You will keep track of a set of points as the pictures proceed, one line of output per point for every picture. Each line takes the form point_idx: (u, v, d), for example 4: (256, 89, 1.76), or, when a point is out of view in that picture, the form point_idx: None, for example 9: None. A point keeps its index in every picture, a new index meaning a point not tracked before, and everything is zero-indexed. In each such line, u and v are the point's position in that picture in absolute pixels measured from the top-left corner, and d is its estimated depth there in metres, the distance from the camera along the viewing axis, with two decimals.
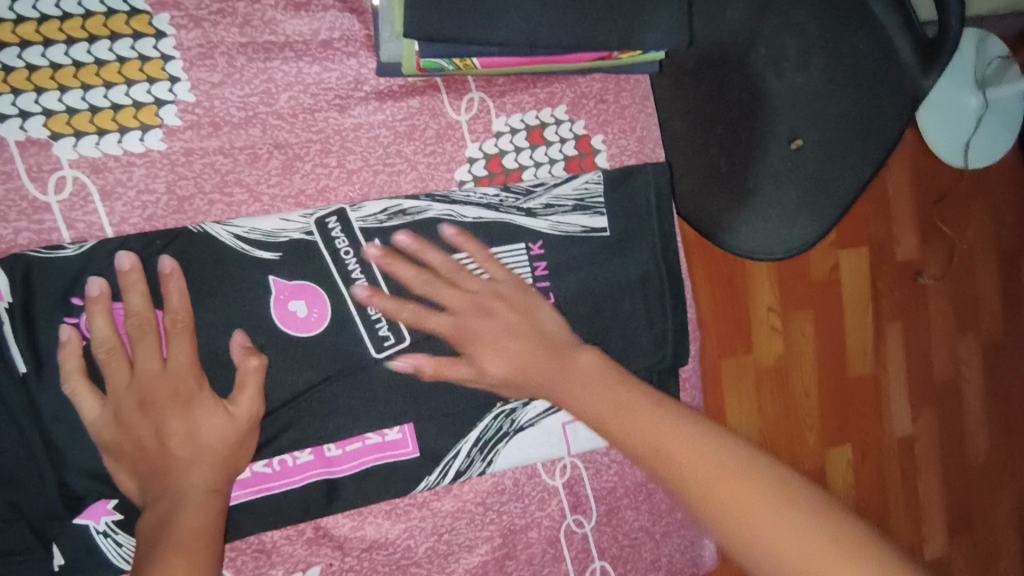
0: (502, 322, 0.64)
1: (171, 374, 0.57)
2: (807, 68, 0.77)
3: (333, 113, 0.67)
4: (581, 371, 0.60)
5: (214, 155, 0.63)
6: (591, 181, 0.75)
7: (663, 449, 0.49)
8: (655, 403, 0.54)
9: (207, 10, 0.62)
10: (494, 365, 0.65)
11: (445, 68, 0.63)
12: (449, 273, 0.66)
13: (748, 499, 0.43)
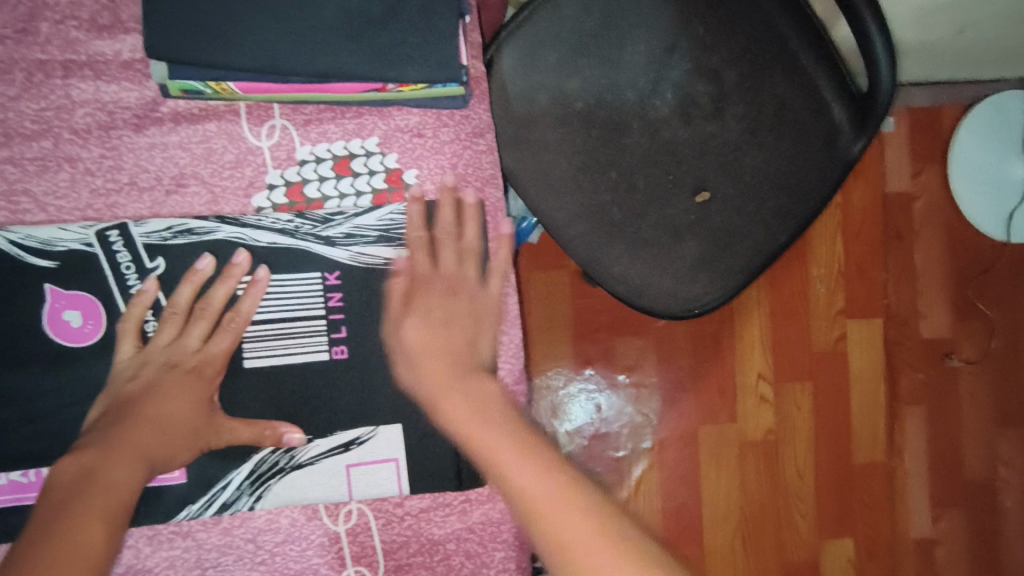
0: (459, 314, 0.65)
1: (205, 354, 0.68)
2: (719, 116, 0.89)
3: (128, 132, 0.68)
4: (459, 403, 0.65)
5: (4, 164, 0.67)
6: (397, 212, 0.72)
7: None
8: (497, 416, 0.55)
9: (13, 29, 0.66)
10: (413, 333, 0.65)
11: (202, 92, 0.63)
12: (189, 310, 0.69)
13: (612, 549, 0.45)
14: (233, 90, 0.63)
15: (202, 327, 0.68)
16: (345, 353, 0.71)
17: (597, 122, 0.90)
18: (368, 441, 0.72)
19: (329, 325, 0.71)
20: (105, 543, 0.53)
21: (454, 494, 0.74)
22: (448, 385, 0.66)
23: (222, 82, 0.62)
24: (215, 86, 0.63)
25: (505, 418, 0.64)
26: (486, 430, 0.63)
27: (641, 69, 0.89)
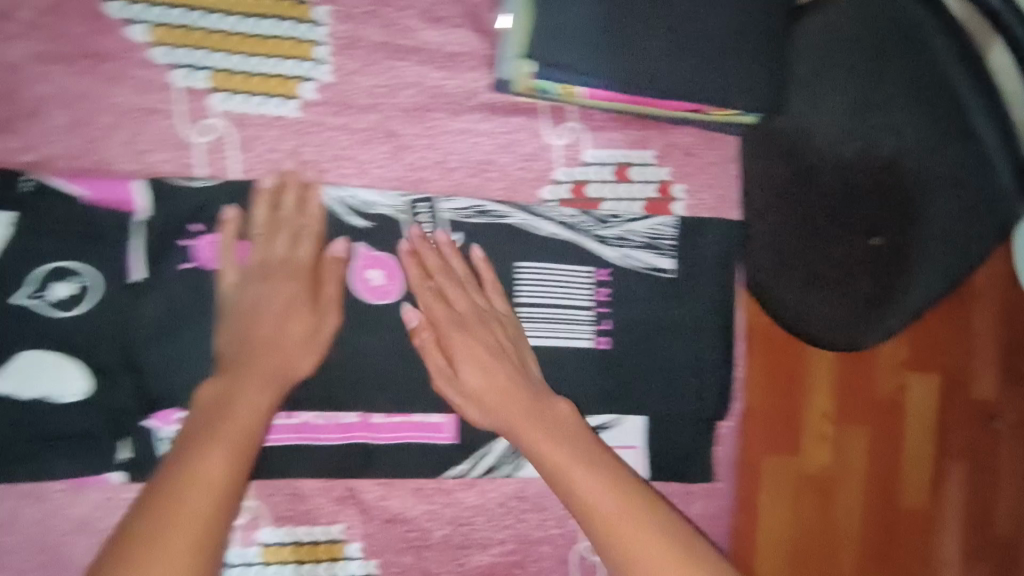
0: (501, 346, 0.71)
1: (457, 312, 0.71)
2: (903, 134, 0.70)
3: (444, 115, 0.74)
4: (494, 400, 0.69)
5: (336, 131, 0.72)
6: (663, 224, 0.79)
7: (551, 456, 0.66)
8: (570, 443, 0.67)
9: (360, 9, 0.72)
10: (472, 377, 0.69)
11: (552, 93, 0.68)
12: (297, 234, 0.69)
13: (666, 556, 0.59)
14: (578, 95, 0.68)
15: (336, 263, 0.70)
16: (608, 344, 0.78)
17: (786, 147, 0.79)
18: (614, 427, 0.79)
19: (594, 317, 0.78)
20: (218, 494, 0.57)
21: (679, 485, 0.82)
22: (485, 383, 0.69)
23: (576, 88, 0.67)
24: (564, 90, 0.68)
25: (555, 417, 0.68)
26: (548, 434, 0.67)
27: (831, 109, 0.75)
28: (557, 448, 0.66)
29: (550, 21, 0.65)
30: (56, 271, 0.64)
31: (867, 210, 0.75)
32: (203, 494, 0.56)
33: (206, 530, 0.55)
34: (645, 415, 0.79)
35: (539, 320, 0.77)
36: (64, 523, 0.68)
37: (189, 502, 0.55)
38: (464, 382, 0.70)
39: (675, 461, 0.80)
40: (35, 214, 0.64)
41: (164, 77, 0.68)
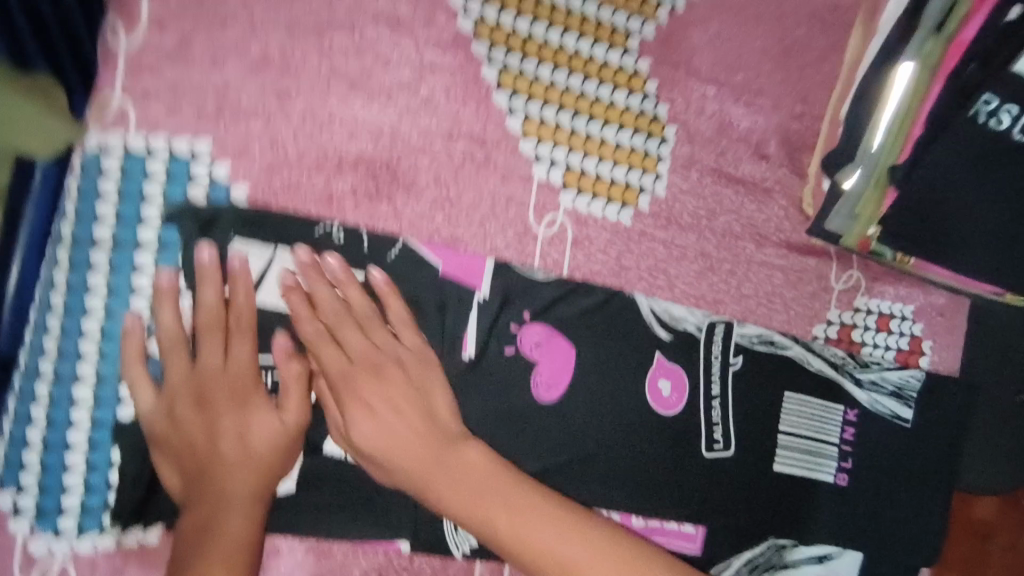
0: (409, 395, 0.60)
1: (382, 351, 0.61)
2: (993, 203, 0.67)
3: (751, 245, 0.79)
4: (398, 434, 0.59)
5: (658, 244, 0.75)
6: (913, 376, 0.84)
7: (467, 509, 0.57)
8: (469, 478, 0.58)
9: (702, 135, 0.76)
10: (364, 424, 0.59)
11: (886, 256, 0.73)
12: (396, 323, 0.63)
13: None
14: (908, 263, 0.74)
15: (386, 336, 0.62)
16: (846, 480, 0.82)
17: None
18: (837, 559, 0.82)
19: (839, 454, 0.82)
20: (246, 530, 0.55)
21: None
22: (384, 434, 0.59)
23: (911, 258, 0.72)
24: (898, 258, 0.73)
25: (463, 462, 0.58)
26: (457, 485, 0.57)
27: (966, 187, 0.67)
28: (523, 522, 0.56)
29: (917, 208, 0.68)
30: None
31: (951, 255, 0.70)
32: (241, 517, 0.55)
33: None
34: (865, 552, 0.83)
35: (796, 449, 0.80)
36: None
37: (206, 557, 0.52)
38: (349, 435, 0.60)
39: None
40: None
41: (527, 168, 0.70)
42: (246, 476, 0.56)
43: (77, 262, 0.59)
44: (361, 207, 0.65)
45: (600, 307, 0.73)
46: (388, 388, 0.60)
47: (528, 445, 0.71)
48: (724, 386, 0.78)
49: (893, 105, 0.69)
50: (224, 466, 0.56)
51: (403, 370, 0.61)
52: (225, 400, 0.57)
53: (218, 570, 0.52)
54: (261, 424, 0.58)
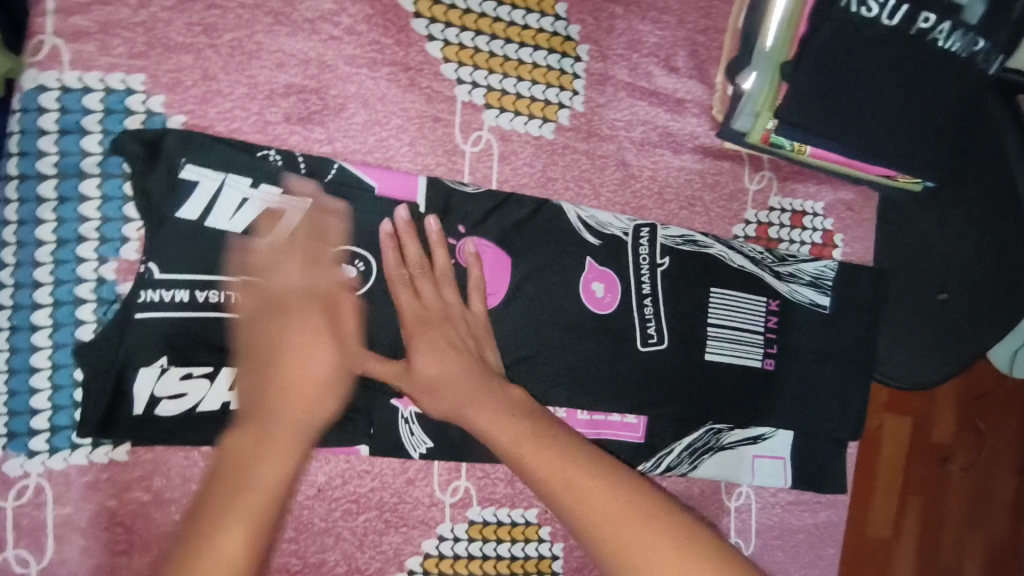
0: (459, 342, 0.67)
1: (435, 305, 0.68)
2: (878, 83, 0.75)
3: (668, 153, 0.85)
4: (436, 376, 0.65)
5: (580, 156, 0.81)
6: (828, 267, 0.92)
7: (486, 422, 0.61)
8: (501, 404, 0.63)
9: (613, 52, 0.82)
10: (425, 364, 0.65)
11: (784, 147, 0.82)
12: (442, 275, 0.70)
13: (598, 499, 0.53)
14: (805, 153, 0.82)
15: (453, 292, 0.70)
16: (773, 365, 0.89)
17: (925, 123, 0.78)
18: (769, 439, 0.90)
19: (765, 342, 0.89)
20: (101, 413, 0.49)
21: (810, 494, 0.94)
22: (449, 383, 0.64)
23: (806, 146, 0.80)
24: (796, 148, 0.81)
25: (507, 396, 0.64)
26: (495, 414, 0.62)
27: (855, 68, 0.74)
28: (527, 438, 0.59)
29: (805, 95, 0.74)
30: (344, 256, 0.68)
31: (848, 136, 0.77)
32: None
33: None
34: (795, 430, 0.91)
35: (726, 339, 0.87)
36: (309, 486, 0.73)
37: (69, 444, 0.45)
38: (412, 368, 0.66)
39: (813, 472, 0.92)
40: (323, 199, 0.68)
41: (450, 90, 0.75)
42: (306, 408, 0.55)
43: (26, 197, 0.62)
44: (295, 133, 0.70)
45: (531, 215, 0.78)
46: (446, 336, 0.66)
47: None
48: (654, 285, 0.84)
49: (778, 12, 0.75)
50: (279, 398, 0.54)
51: (467, 324, 0.69)
52: (291, 326, 0.58)
53: (238, 523, 0.45)
54: (296, 344, 0.57)
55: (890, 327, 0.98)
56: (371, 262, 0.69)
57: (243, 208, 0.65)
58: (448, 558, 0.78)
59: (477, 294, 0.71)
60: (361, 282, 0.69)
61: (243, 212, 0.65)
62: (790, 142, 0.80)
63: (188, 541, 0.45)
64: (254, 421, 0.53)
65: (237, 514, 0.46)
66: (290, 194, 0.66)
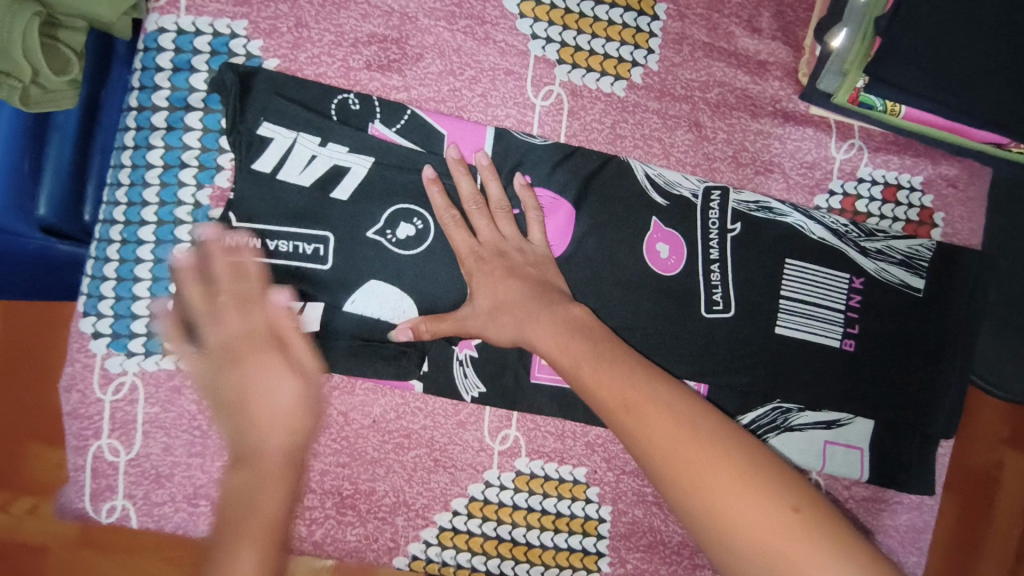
0: (517, 274, 0.69)
1: (502, 238, 0.71)
2: (979, 34, 0.69)
3: (745, 116, 0.82)
4: (637, 392, 0.56)
5: (651, 114, 0.80)
6: (923, 246, 0.85)
7: (569, 357, 0.62)
8: (592, 343, 0.63)
9: (693, 11, 0.81)
10: (484, 296, 0.69)
11: (875, 106, 0.77)
12: (496, 208, 0.72)
13: (681, 427, 0.52)
14: (898, 113, 0.77)
15: (512, 226, 0.72)
16: (852, 346, 0.83)
17: None
18: (844, 425, 0.83)
19: (844, 321, 0.83)
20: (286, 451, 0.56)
21: (890, 493, 0.86)
22: (572, 350, 0.62)
23: (900, 105, 0.74)
24: (888, 107, 0.76)
25: (592, 334, 0.64)
26: (593, 351, 0.62)
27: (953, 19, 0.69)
28: (616, 378, 0.58)
29: (899, 49, 0.70)
30: (402, 213, 0.73)
31: (947, 94, 0.71)
32: (284, 441, 0.57)
33: (264, 538, 0.52)
34: (876, 419, 0.83)
35: (801, 315, 0.82)
36: (364, 417, 0.75)
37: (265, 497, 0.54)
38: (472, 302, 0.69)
39: (894, 468, 0.84)
40: (384, 159, 0.72)
41: (524, 45, 0.78)
42: (277, 462, 0.56)
43: (141, 125, 0.71)
44: (374, 78, 0.74)
45: (596, 170, 0.78)
46: (556, 312, 0.66)
47: None
48: (722, 251, 0.81)
49: None
50: (283, 413, 0.58)
51: (523, 255, 0.70)
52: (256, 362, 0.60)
53: (269, 501, 0.54)
54: (269, 379, 0.59)
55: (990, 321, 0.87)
56: (432, 221, 0.74)
57: (311, 163, 0.71)
58: (493, 503, 0.77)
59: (535, 227, 0.73)
60: (418, 238, 0.73)
61: (312, 168, 0.71)
62: (882, 100, 0.75)
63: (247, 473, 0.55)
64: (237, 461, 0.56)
65: (273, 482, 0.55)
66: (356, 152, 0.72)
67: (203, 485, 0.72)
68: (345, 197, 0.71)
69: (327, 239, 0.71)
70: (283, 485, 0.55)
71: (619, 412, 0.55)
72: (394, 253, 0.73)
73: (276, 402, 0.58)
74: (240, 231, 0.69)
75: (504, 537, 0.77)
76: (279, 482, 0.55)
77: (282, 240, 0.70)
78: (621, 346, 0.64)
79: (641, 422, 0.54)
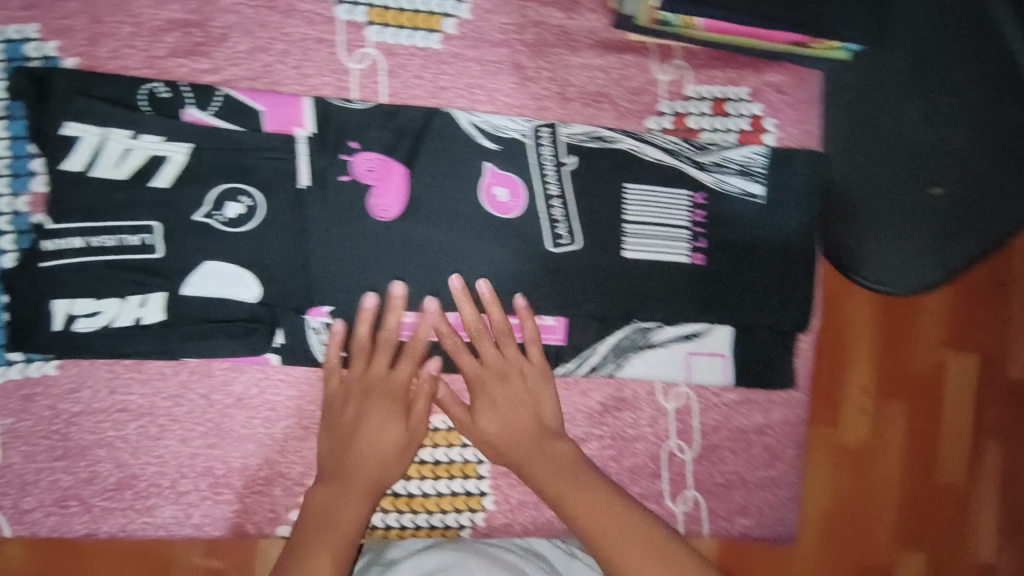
0: (516, 396, 0.80)
1: (490, 365, 0.80)
2: None
3: (566, 51, 0.84)
4: (587, 498, 0.74)
5: (471, 63, 0.82)
6: (757, 153, 0.87)
7: (549, 485, 0.77)
8: (554, 467, 0.77)
9: None
10: (488, 421, 0.81)
11: (672, 23, 0.78)
12: (482, 333, 0.80)
13: (643, 536, 0.71)
14: (696, 26, 0.78)
15: (517, 353, 0.80)
16: (702, 260, 0.86)
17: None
18: (704, 335, 0.87)
19: (691, 236, 0.86)
20: (358, 514, 0.73)
21: (759, 394, 0.89)
22: (500, 432, 0.80)
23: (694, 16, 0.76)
24: (684, 21, 0.77)
25: (559, 455, 0.79)
26: (552, 471, 0.78)
27: None
28: (597, 513, 0.73)
29: None
30: (228, 192, 0.74)
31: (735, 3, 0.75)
32: (351, 509, 0.73)
33: (335, 545, 0.70)
34: (733, 325, 0.87)
35: (646, 236, 0.85)
36: (227, 396, 0.77)
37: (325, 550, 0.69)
38: (476, 424, 0.81)
39: (758, 367, 0.88)
40: (202, 142, 0.73)
41: (330, 12, 0.78)
42: (350, 529, 0.72)
43: None
44: (182, 65, 0.75)
45: (421, 126, 0.80)
46: (533, 406, 0.81)
47: (370, 260, 0.78)
48: (560, 186, 0.83)
49: None
50: (362, 472, 0.76)
51: (503, 376, 0.81)
52: (378, 416, 0.77)
53: (349, 506, 0.73)
54: (376, 456, 0.76)
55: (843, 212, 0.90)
56: (261, 195, 0.75)
57: (127, 157, 0.71)
58: None
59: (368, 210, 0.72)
60: (248, 216, 0.75)
61: (128, 161, 0.71)
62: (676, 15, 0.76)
63: (301, 521, 0.73)
64: (336, 479, 0.75)
65: (322, 557, 0.68)
66: (170, 140, 0.72)
67: (72, 486, 0.75)
68: (167, 185, 0.72)
69: (155, 228, 0.72)
70: (354, 500, 0.74)
71: (584, 530, 0.72)
72: (225, 234, 0.74)
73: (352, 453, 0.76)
74: (59, 232, 0.71)
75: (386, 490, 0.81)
76: (341, 556, 0.70)
77: (109, 234, 0.71)
78: (591, 465, 0.80)
79: (612, 548, 0.70)
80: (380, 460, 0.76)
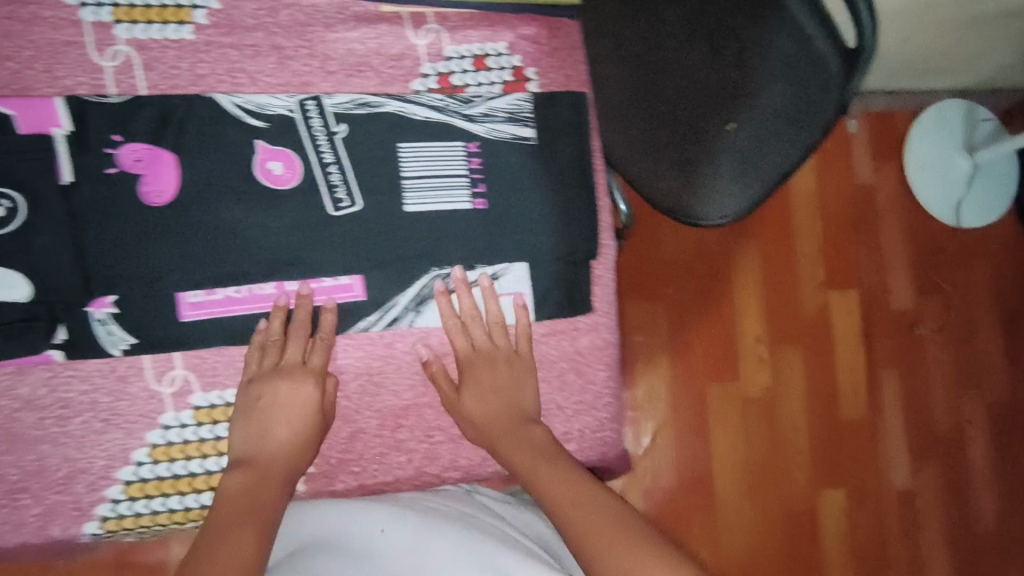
0: (500, 378, 0.86)
1: (480, 352, 0.88)
2: None
3: (320, 28, 0.89)
4: (567, 494, 0.71)
5: (227, 48, 0.85)
6: (522, 100, 0.93)
7: (517, 460, 0.79)
8: (536, 450, 0.79)
9: None
10: (470, 402, 0.86)
11: None
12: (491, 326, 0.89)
13: (602, 513, 0.67)
14: None
15: (505, 339, 0.89)
16: (485, 204, 0.90)
17: None
18: (502, 275, 0.90)
19: (470, 183, 0.90)
20: (277, 497, 0.72)
21: (566, 323, 0.94)
22: (485, 417, 0.85)
23: None
24: None
25: (531, 438, 0.81)
26: (530, 452, 0.79)
27: None
28: (570, 496, 0.71)
29: None
30: None
31: None
32: (266, 488, 0.73)
33: (262, 519, 0.68)
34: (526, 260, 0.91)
35: (425, 189, 0.89)
36: (13, 400, 0.78)
37: (235, 521, 0.67)
38: (464, 405, 0.86)
39: (557, 297, 0.93)
40: None
41: (75, 15, 0.82)
42: (269, 510, 0.70)
43: None
44: None
45: (183, 110, 0.82)
46: (512, 393, 0.86)
47: (148, 246, 0.80)
48: (334, 152, 0.86)
49: None
50: (274, 461, 0.76)
51: (510, 363, 0.88)
52: (286, 400, 0.79)
53: (268, 497, 0.72)
54: (290, 435, 0.78)
55: (624, 157, 0.89)
56: (21, 195, 0.77)
57: None
58: (176, 444, 0.82)
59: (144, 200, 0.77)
60: (10, 217, 0.77)
61: None
62: None
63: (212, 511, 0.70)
64: (250, 467, 0.75)
65: (247, 529, 0.66)
66: None
67: None
68: None
69: None
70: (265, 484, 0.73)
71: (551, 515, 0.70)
72: None
73: (271, 437, 0.78)
74: None
75: (196, 471, 0.82)
76: (260, 518, 0.68)
77: None
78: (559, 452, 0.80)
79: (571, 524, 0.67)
80: (293, 452, 0.78)
